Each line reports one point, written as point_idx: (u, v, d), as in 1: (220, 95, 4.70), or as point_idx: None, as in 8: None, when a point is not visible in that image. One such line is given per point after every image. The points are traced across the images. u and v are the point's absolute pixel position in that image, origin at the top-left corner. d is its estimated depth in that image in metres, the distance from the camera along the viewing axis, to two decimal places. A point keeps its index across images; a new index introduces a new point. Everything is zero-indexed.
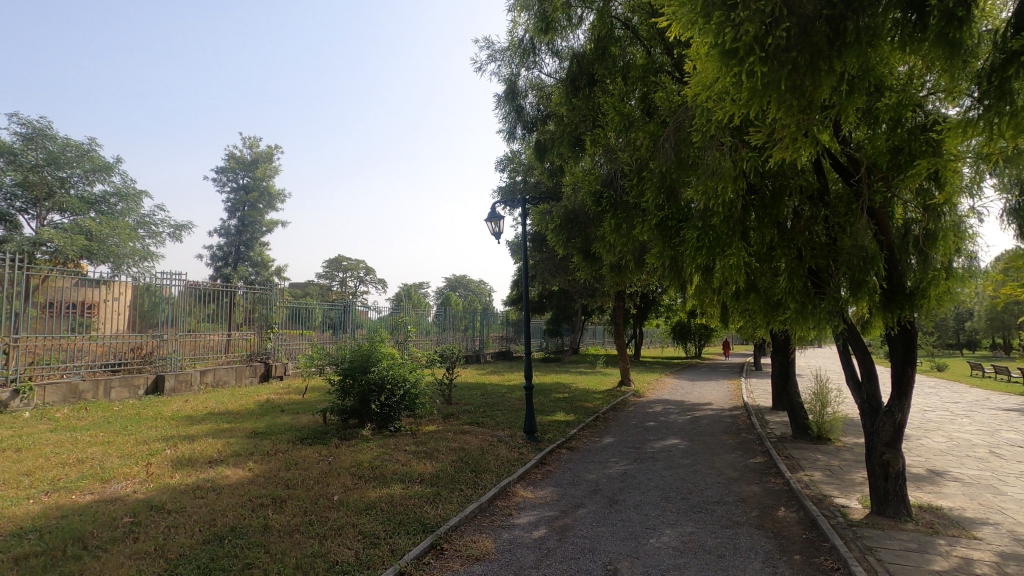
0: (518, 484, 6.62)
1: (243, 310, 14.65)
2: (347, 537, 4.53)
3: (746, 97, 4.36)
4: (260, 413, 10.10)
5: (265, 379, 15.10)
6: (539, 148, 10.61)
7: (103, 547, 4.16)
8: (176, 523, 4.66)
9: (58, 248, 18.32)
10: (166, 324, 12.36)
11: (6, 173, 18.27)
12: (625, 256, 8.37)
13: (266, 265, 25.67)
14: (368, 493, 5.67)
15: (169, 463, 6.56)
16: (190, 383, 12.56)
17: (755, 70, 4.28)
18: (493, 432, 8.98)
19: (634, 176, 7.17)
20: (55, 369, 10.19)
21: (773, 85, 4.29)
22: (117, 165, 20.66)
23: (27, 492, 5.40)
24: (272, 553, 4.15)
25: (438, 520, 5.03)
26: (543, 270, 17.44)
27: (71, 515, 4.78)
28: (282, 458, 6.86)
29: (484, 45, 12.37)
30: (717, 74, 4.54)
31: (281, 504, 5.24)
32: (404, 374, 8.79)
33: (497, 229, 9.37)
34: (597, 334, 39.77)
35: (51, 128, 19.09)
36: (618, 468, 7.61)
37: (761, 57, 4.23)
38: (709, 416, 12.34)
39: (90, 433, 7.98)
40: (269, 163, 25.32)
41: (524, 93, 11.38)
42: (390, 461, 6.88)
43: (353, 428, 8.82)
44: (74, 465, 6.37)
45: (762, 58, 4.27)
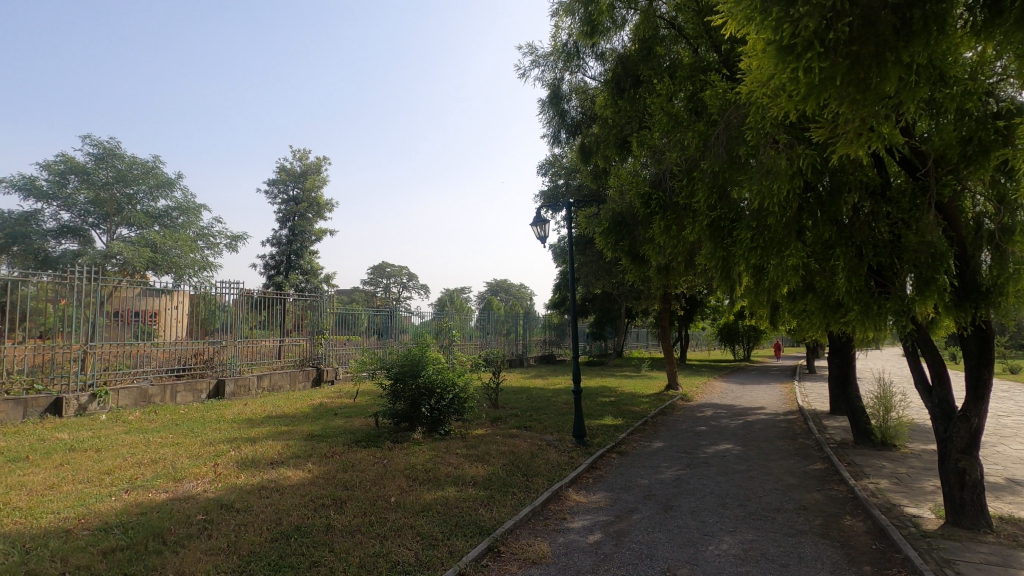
0: (570, 487, 6.62)
1: (295, 316, 15.18)
2: (407, 538, 4.63)
3: (804, 94, 4.25)
4: (314, 417, 10.44)
5: (317, 383, 15.58)
6: (584, 150, 10.57)
7: (180, 543, 4.39)
8: (245, 521, 4.87)
9: (126, 260, 19.50)
10: (224, 331, 12.94)
11: (81, 192, 19.62)
12: (674, 259, 8.23)
13: (316, 273, 26.52)
14: (424, 494, 5.79)
15: (235, 463, 6.87)
16: (248, 387, 13.10)
17: (814, 66, 4.16)
18: (542, 436, 8.99)
19: (683, 177, 7.08)
20: (127, 374, 10.85)
21: (833, 80, 4.16)
22: (178, 181, 21.78)
23: (109, 489, 5.77)
24: (337, 552, 4.29)
25: (493, 523, 5.08)
26: (587, 272, 17.36)
27: (150, 511, 5.07)
28: (338, 460, 7.06)
29: (527, 52, 12.45)
30: (774, 71, 4.43)
31: (341, 504, 5.41)
32: (453, 378, 8.93)
33: (542, 233, 9.39)
34: (641, 337, 39.22)
35: (119, 148, 20.36)
36: (671, 473, 7.48)
37: (820, 51, 4.12)
38: (763, 420, 11.98)
39: (161, 434, 8.46)
40: (318, 174, 26.13)
41: (568, 97, 11.38)
42: (443, 464, 7.00)
43: (403, 432, 9.00)
44: (149, 464, 6.77)
45: (822, 52, 4.16)
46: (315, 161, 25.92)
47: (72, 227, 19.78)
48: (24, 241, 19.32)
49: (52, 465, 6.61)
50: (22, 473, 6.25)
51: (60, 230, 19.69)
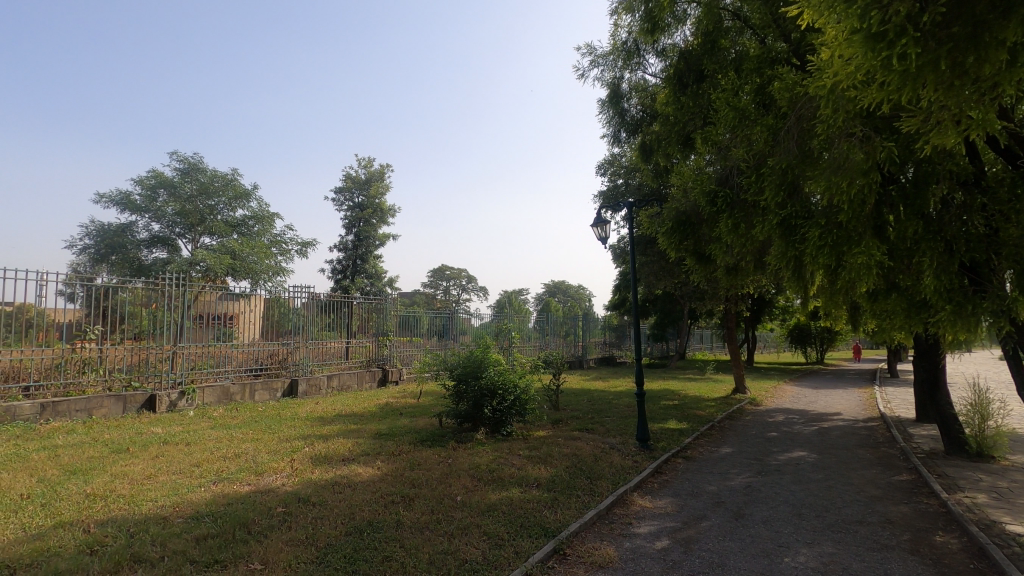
0: (635, 492, 6.51)
1: (361, 319, 15.74)
2: (473, 537, 4.71)
3: (896, 83, 3.98)
4: (380, 416, 10.79)
5: (383, 384, 16.10)
6: (645, 149, 10.38)
7: (263, 533, 4.67)
8: (321, 515, 5.11)
9: (209, 267, 20.92)
10: (296, 333, 13.62)
11: (168, 205, 21.20)
12: (742, 258, 7.94)
13: (380, 276, 27.44)
14: (489, 494, 5.87)
15: (310, 459, 7.22)
16: (318, 387, 13.74)
17: (908, 52, 3.89)
18: (605, 439, 8.89)
19: (751, 173, 6.83)
20: (211, 373, 11.63)
21: (930, 66, 3.89)
22: (254, 192, 23.05)
23: (199, 481, 6.21)
24: (407, 548, 4.42)
25: (558, 525, 5.08)
26: (648, 272, 17.03)
27: (235, 502, 5.42)
28: (405, 459, 7.27)
29: (585, 52, 12.39)
30: (859, 60, 4.19)
31: (410, 502, 5.57)
32: (514, 379, 9.00)
33: (603, 234, 9.30)
34: (705, 339, 37.98)
35: (202, 162, 21.85)
36: (741, 480, 7.21)
37: (914, 36, 3.85)
38: (840, 427, 11.32)
39: (243, 431, 9.00)
40: (381, 181, 27.00)
41: (628, 96, 11.23)
42: (507, 464, 7.06)
43: (467, 432, 9.15)
44: (232, 458, 7.23)
45: (915, 38, 3.90)
46: (379, 168, 26.81)
47: (161, 237, 21.42)
48: (122, 251, 21.11)
49: (149, 457, 7.18)
50: (124, 463, 6.84)
51: (151, 240, 21.38)
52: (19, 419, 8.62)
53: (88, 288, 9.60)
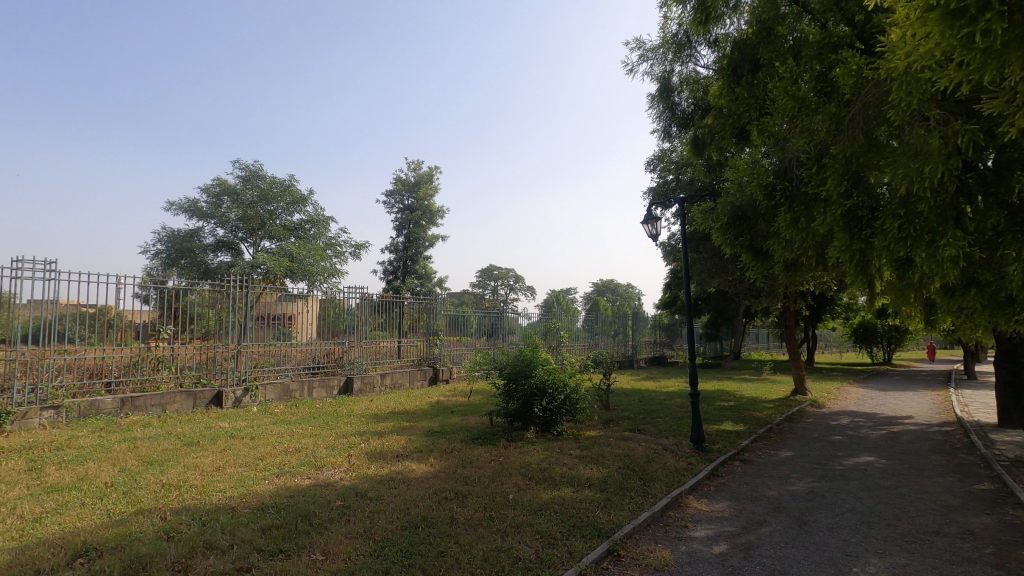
0: (690, 495, 6.35)
1: (411, 319, 16.04)
2: (526, 535, 4.72)
3: (978, 62, 3.71)
4: (432, 414, 10.96)
5: (433, 382, 16.37)
6: (697, 143, 10.10)
7: (324, 525, 4.84)
8: (378, 509, 5.25)
9: (269, 270, 21.91)
10: (351, 332, 14.05)
11: (232, 211, 22.30)
12: (802, 253, 7.61)
13: (430, 277, 27.93)
14: (541, 493, 5.86)
15: (366, 455, 7.43)
16: (372, 385, 14.13)
17: (992, 28, 3.62)
18: (657, 440, 8.72)
19: (812, 165, 6.54)
20: (272, 371, 12.15)
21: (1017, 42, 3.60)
22: (310, 197, 23.89)
23: (263, 473, 6.51)
24: (461, 544, 4.47)
25: (612, 526, 5.03)
26: (701, 270, 16.57)
27: (297, 495, 5.64)
28: (457, 456, 7.37)
29: (634, 47, 12.19)
30: (936, 38, 3.92)
31: (462, 498, 5.65)
32: (564, 378, 8.97)
33: (653, 231, 9.12)
34: (761, 338, 36.62)
35: (262, 169, 22.86)
36: (804, 485, 6.91)
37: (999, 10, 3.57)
38: (912, 431, 10.66)
39: (302, 426, 9.37)
40: (430, 183, 27.45)
41: (679, 89, 10.97)
42: (558, 464, 7.04)
43: (517, 431, 9.17)
44: (294, 452, 7.53)
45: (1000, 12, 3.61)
46: (428, 170, 27.25)
47: (226, 242, 22.53)
48: (190, 255, 22.35)
49: (217, 450, 7.58)
50: (196, 455, 7.25)
51: (216, 245, 22.52)
52: (102, 413, 9.30)
53: (161, 291, 10.23)
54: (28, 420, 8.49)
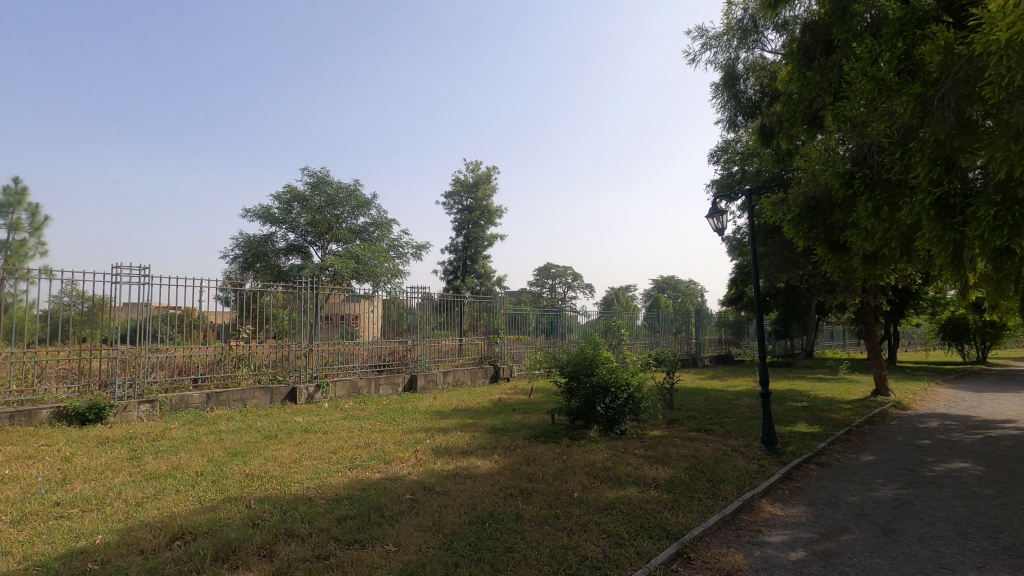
0: (763, 498, 6.10)
1: (473, 317, 16.27)
2: (593, 534, 4.70)
3: None
4: (495, 411, 11.09)
5: (494, 380, 16.55)
6: (765, 131, 9.68)
7: (395, 517, 5.01)
8: (445, 503, 5.37)
9: (337, 271, 22.84)
10: (414, 331, 14.43)
11: (301, 216, 23.39)
12: (885, 245, 7.13)
13: (489, 276, 28.24)
14: (606, 492, 5.81)
15: (432, 450, 7.62)
16: (436, 382, 14.48)
17: None
18: (726, 441, 8.43)
19: (895, 150, 6.13)
20: (341, 368, 12.69)
21: None
22: (374, 200, 24.72)
23: (337, 466, 6.81)
24: (528, 541, 4.50)
25: (681, 528, 4.91)
26: (769, 264, 15.86)
27: (369, 487, 5.87)
28: (521, 454, 7.41)
29: (696, 36, 11.85)
30: None
31: (527, 495, 5.69)
32: (627, 376, 8.83)
33: (719, 225, 8.82)
34: (836, 335, 34.64)
35: (329, 176, 23.89)
36: (889, 491, 6.49)
37: None
38: (1014, 436, 9.77)
39: (371, 422, 9.71)
40: (488, 183, 27.73)
41: (744, 77, 10.56)
42: (622, 463, 6.94)
43: (580, 429, 9.13)
44: (364, 447, 7.83)
45: None
46: (486, 170, 27.51)
47: (296, 245, 23.64)
48: (264, 259, 23.62)
49: (293, 443, 7.99)
50: (275, 448, 7.68)
51: (288, 249, 23.70)
52: (190, 407, 10.00)
53: (239, 293, 10.91)
54: (127, 413, 9.26)
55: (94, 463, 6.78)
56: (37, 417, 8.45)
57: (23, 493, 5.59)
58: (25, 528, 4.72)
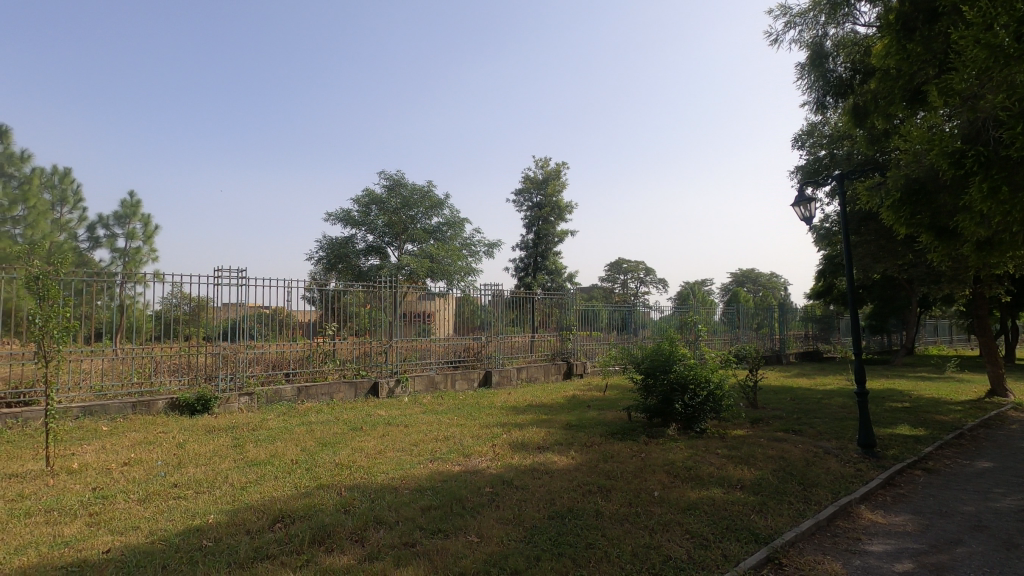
0: (861, 504, 5.70)
1: (545, 314, 16.27)
2: (676, 534, 4.58)
3: None
4: (570, 408, 11.07)
5: (568, 377, 16.52)
6: (857, 112, 9.05)
7: (476, 509, 5.13)
8: (525, 498, 5.43)
9: (413, 271, 23.61)
10: (487, 328, 14.65)
11: (379, 218, 24.37)
12: (1004, 228, 6.45)
13: (560, 272, 28.19)
14: (689, 492, 5.65)
15: (509, 445, 7.72)
16: (509, 377, 14.69)
17: None
18: (817, 443, 7.95)
19: (1017, 122, 5.52)
20: (419, 364, 13.15)
21: None
22: (446, 201, 25.36)
23: (419, 458, 7.06)
24: (609, 538, 4.46)
25: (770, 532, 4.69)
26: (864, 254, 14.75)
27: (449, 479, 6.05)
28: (598, 451, 7.36)
29: (778, 14, 11.23)
30: None
31: (606, 492, 5.64)
32: (707, 373, 8.52)
33: (807, 213, 8.31)
34: (941, 330, 31.70)
35: (404, 178, 24.77)
36: (1012, 502, 5.87)
37: None
38: None
39: (448, 416, 9.99)
40: (558, 179, 27.68)
41: (834, 54, 9.89)
42: (704, 463, 6.72)
43: (658, 427, 8.93)
44: (443, 440, 8.07)
45: None
46: (555, 166, 27.45)
47: (375, 246, 24.65)
48: (346, 260, 24.86)
49: (377, 435, 8.37)
50: (361, 439, 8.08)
51: (367, 250, 24.78)
52: (283, 399, 10.72)
53: (324, 293, 11.53)
54: (229, 404, 10.05)
55: (204, 449, 7.43)
56: (154, 406, 9.37)
57: (146, 475, 6.22)
58: (149, 506, 5.25)
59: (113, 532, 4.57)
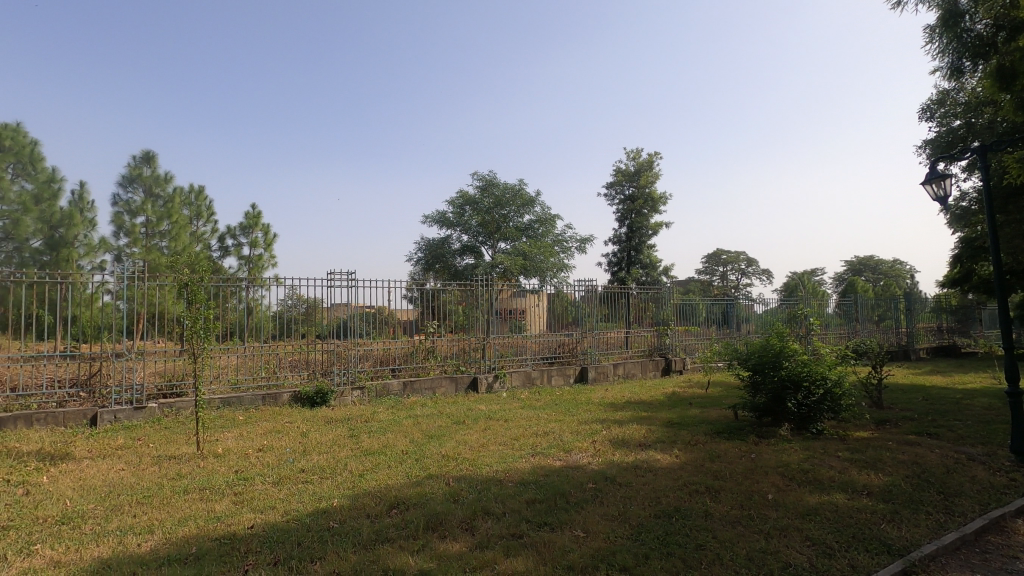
0: (1017, 518, 5.04)
1: (640, 308, 15.90)
2: (794, 540, 4.32)
3: None
4: (670, 405, 10.76)
5: (667, 373, 16.04)
6: (1002, 74, 7.98)
7: (580, 505, 5.15)
8: (629, 494, 5.38)
9: (506, 268, 24.02)
10: (581, 324, 14.58)
11: (473, 218, 25.02)
12: None
13: (655, 265, 27.39)
14: (807, 496, 5.30)
15: (610, 442, 7.65)
16: (605, 373, 14.55)
17: None
18: (958, 448, 7.12)
19: None
20: (516, 360, 13.39)
21: None
22: (537, 198, 25.52)
23: (521, 453, 7.20)
24: (721, 540, 4.30)
25: (905, 544, 4.28)
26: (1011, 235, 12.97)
27: (552, 474, 6.12)
28: (703, 449, 7.11)
29: None
30: None
31: (715, 493, 5.43)
32: (823, 370, 7.93)
33: (940, 191, 7.45)
34: None
35: (496, 178, 25.25)
36: None
37: None
38: None
39: (546, 412, 10.09)
40: (650, 170, 26.90)
41: (971, 11, 8.79)
42: (823, 466, 6.26)
43: (768, 427, 8.45)
44: (543, 435, 8.17)
45: None
46: (648, 156, 26.67)
47: (469, 246, 25.36)
48: (443, 260, 25.78)
49: (479, 429, 8.64)
50: (464, 433, 8.38)
51: (462, 250, 25.55)
52: (391, 393, 11.37)
53: (423, 292, 12.08)
54: (344, 397, 10.83)
55: (325, 438, 8.07)
56: (281, 399, 10.32)
57: (277, 460, 6.88)
58: (282, 489, 5.80)
59: (255, 510, 5.11)
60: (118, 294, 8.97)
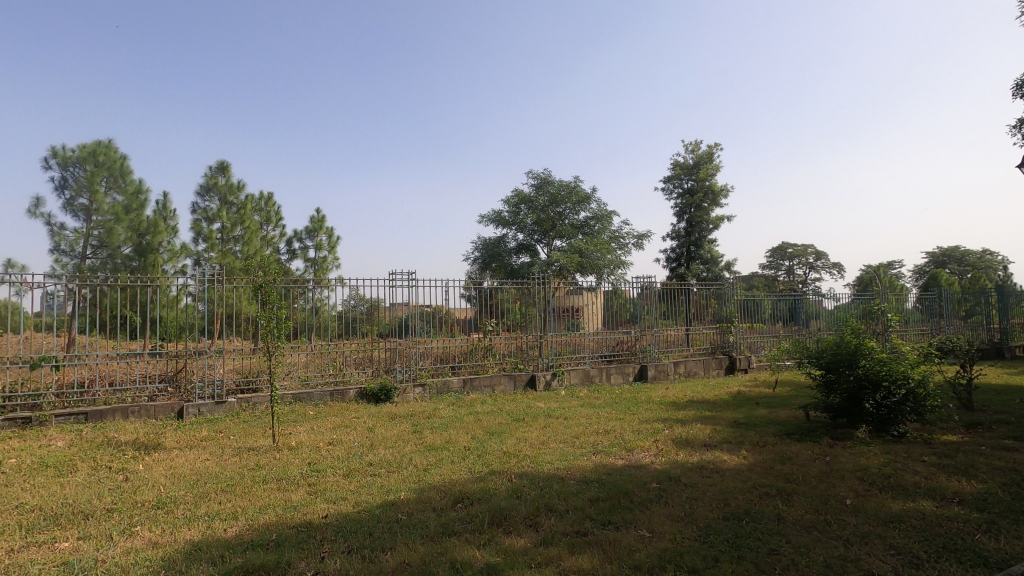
0: None
1: (701, 305, 15.44)
2: (877, 548, 4.09)
3: None
4: (735, 405, 10.41)
5: (731, 372, 15.50)
6: None
7: (645, 504, 5.07)
8: (695, 495, 5.25)
9: (562, 266, 23.94)
10: (640, 321, 14.34)
11: (528, 216, 25.07)
12: None
13: (717, 260, 26.51)
14: (889, 502, 4.99)
15: (673, 441, 7.49)
16: (666, 372, 14.24)
17: None
18: None
19: None
20: (573, 359, 13.35)
21: None
22: (593, 195, 25.25)
23: (581, 451, 7.17)
24: (796, 546, 4.12)
25: (1004, 556, 3.96)
26: None
27: (614, 473, 6.05)
28: (773, 451, 6.83)
29: None
30: None
31: (788, 497, 5.21)
32: (904, 369, 7.44)
33: None
34: None
35: (551, 176, 25.18)
36: None
37: None
38: None
39: (606, 410, 10.00)
40: (710, 162, 26.06)
41: None
42: (907, 471, 5.87)
43: (843, 429, 8.02)
44: (604, 434, 8.10)
45: None
46: (707, 148, 25.83)
47: (525, 245, 25.45)
48: (499, 259, 25.98)
49: (539, 426, 8.67)
50: (524, 430, 8.43)
51: (518, 248, 25.67)
52: (451, 390, 11.60)
53: (481, 291, 12.24)
54: (406, 394, 11.13)
55: (389, 433, 8.34)
56: (347, 395, 10.73)
57: (346, 453, 7.18)
58: (352, 481, 6.05)
59: (328, 500, 5.35)
60: (198, 296, 9.60)
